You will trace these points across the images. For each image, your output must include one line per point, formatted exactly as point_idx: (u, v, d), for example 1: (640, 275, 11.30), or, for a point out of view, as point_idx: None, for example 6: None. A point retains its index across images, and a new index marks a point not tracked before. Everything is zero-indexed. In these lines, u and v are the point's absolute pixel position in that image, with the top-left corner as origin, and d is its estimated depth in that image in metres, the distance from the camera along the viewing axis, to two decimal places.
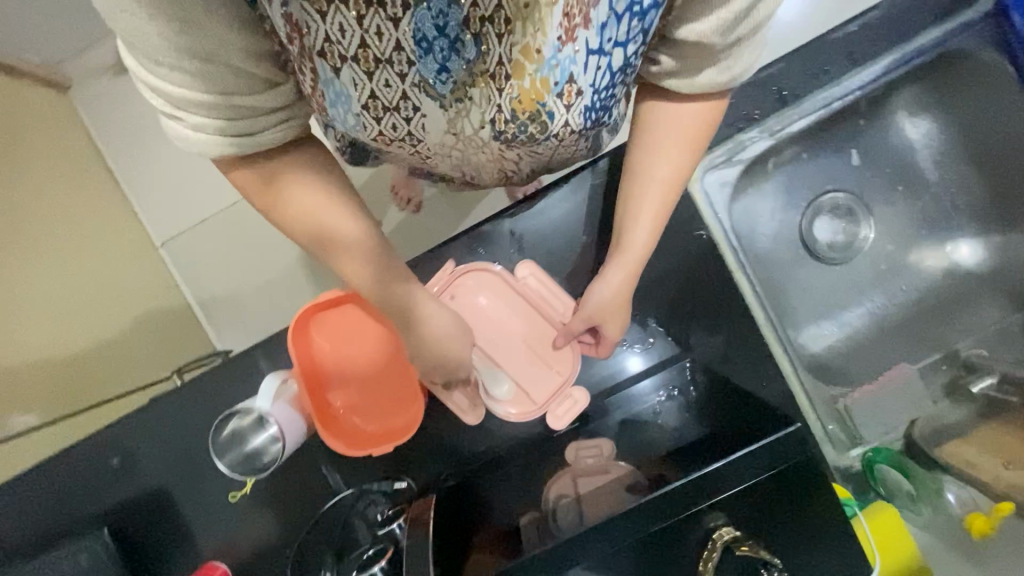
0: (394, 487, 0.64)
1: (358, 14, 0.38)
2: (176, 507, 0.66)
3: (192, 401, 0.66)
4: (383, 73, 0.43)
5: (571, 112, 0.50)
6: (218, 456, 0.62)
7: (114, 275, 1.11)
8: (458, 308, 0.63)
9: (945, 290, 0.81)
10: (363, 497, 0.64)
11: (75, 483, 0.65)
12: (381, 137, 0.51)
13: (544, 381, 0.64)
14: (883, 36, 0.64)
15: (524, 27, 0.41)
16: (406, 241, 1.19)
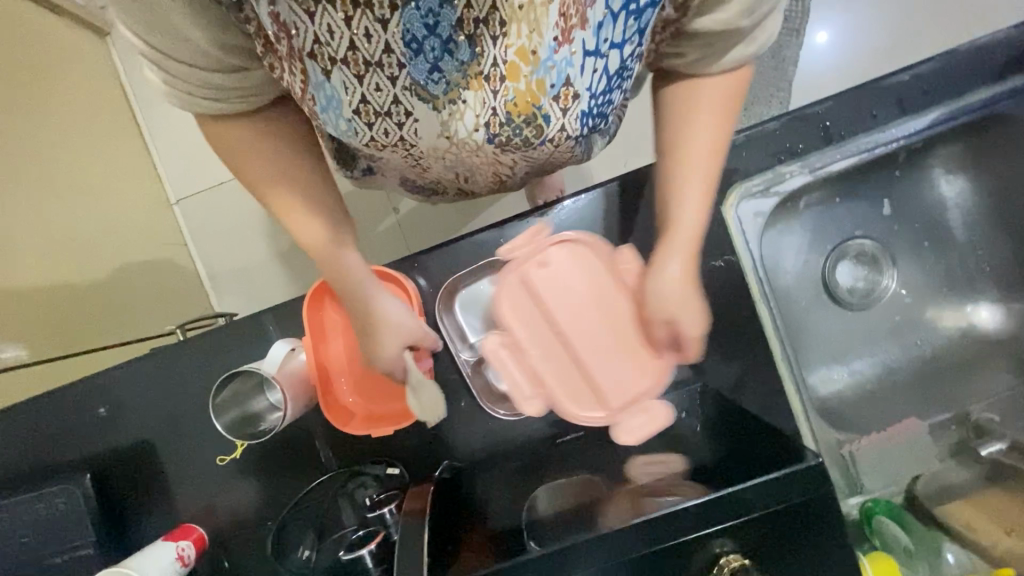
0: (387, 471, 0.64)
1: (346, 14, 0.41)
2: (160, 462, 0.67)
3: (191, 361, 0.67)
4: (373, 77, 0.45)
5: (568, 115, 0.53)
6: (216, 414, 0.61)
7: (128, 231, 1.18)
8: (547, 282, 0.59)
9: (958, 352, 0.77)
10: (353, 478, 0.63)
11: (71, 424, 0.67)
12: (372, 143, 0.53)
13: (623, 385, 0.58)
14: (936, 86, 0.63)
15: (520, 27, 0.44)
16: (422, 229, 1.28)
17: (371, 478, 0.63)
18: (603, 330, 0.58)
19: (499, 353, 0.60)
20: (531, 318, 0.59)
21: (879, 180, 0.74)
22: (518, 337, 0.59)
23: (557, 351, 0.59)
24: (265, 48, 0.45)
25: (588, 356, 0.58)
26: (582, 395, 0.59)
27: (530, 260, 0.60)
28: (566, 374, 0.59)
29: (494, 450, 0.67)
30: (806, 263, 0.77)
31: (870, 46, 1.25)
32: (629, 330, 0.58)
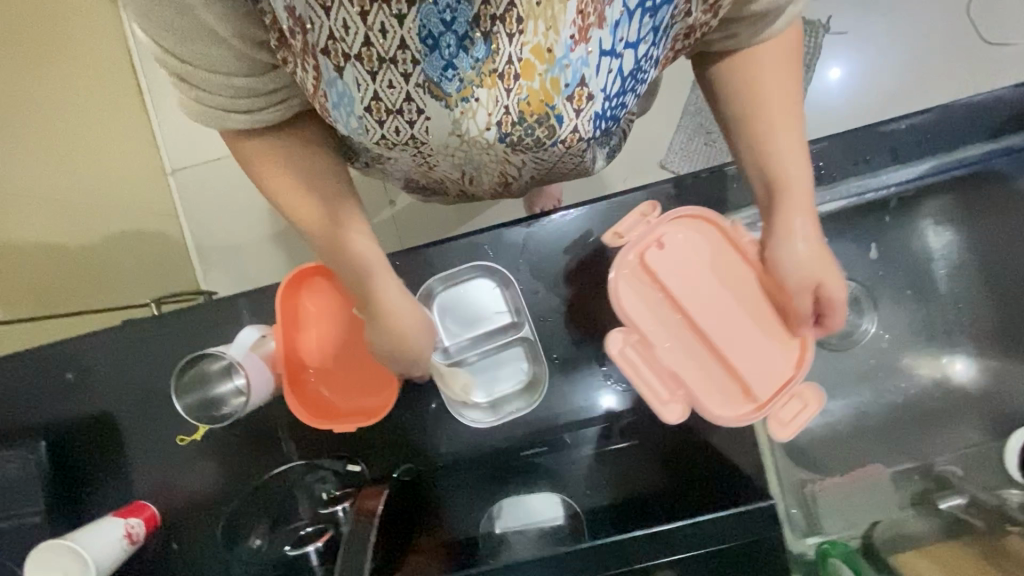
0: (348, 469, 0.64)
1: (361, 9, 0.39)
2: (119, 435, 0.66)
3: (161, 335, 0.66)
4: (386, 73, 0.44)
5: (581, 118, 0.50)
6: (177, 395, 0.60)
7: (119, 193, 1.17)
8: (665, 261, 0.61)
9: (931, 403, 0.76)
10: (312, 471, 0.64)
11: (32, 387, 0.66)
12: (382, 141, 0.52)
13: (766, 365, 0.59)
14: (928, 139, 0.64)
15: (536, 25, 0.43)
16: (416, 227, 1.27)
17: (330, 473, 0.63)
18: (736, 309, 0.60)
19: (634, 350, 0.60)
20: (656, 307, 0.61)
21: (870, 222, 0.72)
22: (644, 331, 0.60)
23: (686, 340, 0.60)
24: (280, 45, 0.44)
25: (754, 346, 0.60)
26: (729, 391, 0.60)
27: (645, 242, 0.61)
28: (705, 366, 0.60)
29: (459, 458, 0.66)
30: None
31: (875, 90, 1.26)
32: (762, 305, 0.60)
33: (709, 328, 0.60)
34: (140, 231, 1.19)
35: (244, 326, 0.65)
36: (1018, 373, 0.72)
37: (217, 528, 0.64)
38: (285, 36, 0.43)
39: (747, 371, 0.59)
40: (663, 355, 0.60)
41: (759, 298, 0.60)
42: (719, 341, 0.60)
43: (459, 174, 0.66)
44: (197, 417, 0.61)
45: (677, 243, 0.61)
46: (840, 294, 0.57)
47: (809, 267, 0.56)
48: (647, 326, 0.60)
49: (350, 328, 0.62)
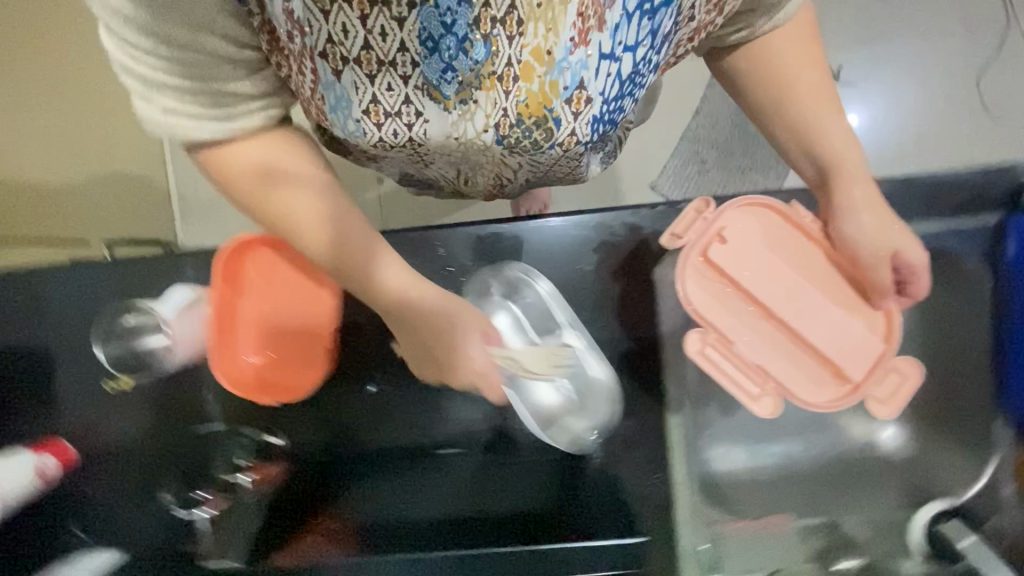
0: (266, 441, 0.65)
1: (361, 13, 0.45)
2: (49, 372, 0.66)
3: (108, 280, 0.66)
4: (386, 76, 0.50)
5: (580, 121, 0.52)
6: (97, 344, 0.65)
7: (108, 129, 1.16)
8: (733, 250, 0.65)
9: (862, 467, 0.71)
10: (230, 438, 0.65)
11: None
12: (380, 143, 0.57)
13: (838, 335, 0.64)
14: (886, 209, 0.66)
15: (537, 26, 0.45)
16: (399, 212, 1.28)
17: (247, 444, 0.65)
18: (810, 288, 0.65)
19: (715, 349, 0.64)
20: (728, 301, 0.65)
21: None
22: (719, 328, 0.64)
23: (766, 327, 0.65)
24: (274, 52, 0.49)
25: (839, 323, 0.65)
26: (827, 376, 0.64)
27: (708, 235, 0.65)
28: (793, 353, 0.64)
29: (376, 448, 0.66)
30: None
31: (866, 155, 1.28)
32: (835, 276, 0.66)
33: (790, 315, 0.64)
34: (122, 172, 1.18)
35: (185, 281, 0.65)
36: (949, 450, 0.69)
37: (130, 479, 0.65)
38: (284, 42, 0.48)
39: (826, 347, 0.64)
40: (744, 344, 0.64)
41: (832, 270, 0.66)
42: (801, 322, 0.64)
43: (460, 172, 0.71)
44: (115, 369, 0.66)
45: (739, 236, 0.65)
46: (917, 255, 0.64)
47: (884, 240, 0.64)
48: (722, 319, 0.64)
49: (287, 305, 0.63)
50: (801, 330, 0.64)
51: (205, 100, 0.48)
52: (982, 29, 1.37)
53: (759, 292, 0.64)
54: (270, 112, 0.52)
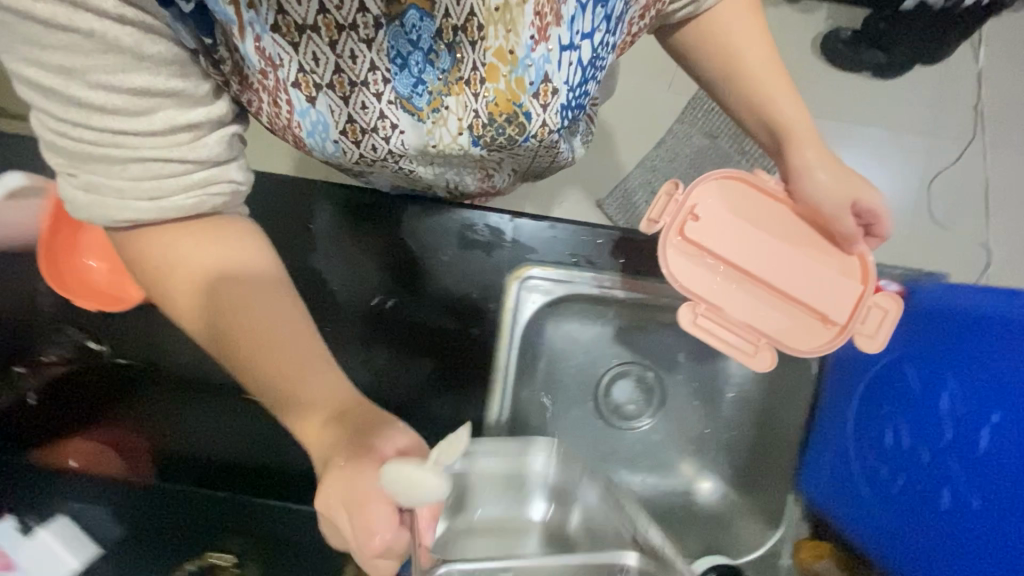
0: (79, 341, 0.64)
1: (330, 39, 0.48)
2: None
3: None
4: (360, 95, 0.53)
5: (548, 111, 0.55)
6: None
7: None
8: (704, 228, 0.65)
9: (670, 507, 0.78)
10: (43, 330, 0.64)
11: None
12: (363, 159, 0.61)
13: (828, 279, 0.64)
14: None
15: (496, 31, 0.47)
16: None
17: (59, 342, 0.64)
18: (790, 248, 0.65)
19: (707, 317, 0.65)
20: (716, 277, 0.66)
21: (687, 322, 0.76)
22: (708, 296, 0.65)
23: (753, 294, 0.65)
24: (242, 87, 0.52)
25: (829, 283, 0.64)
26: (819, 336, 0.64)
27: (679, 214, 0.65)
28: (782, 321, 0.65)
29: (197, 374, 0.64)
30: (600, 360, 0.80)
31: None
32: (807, 233, 0.66)
33: (778, 284, 0.64)
34: None
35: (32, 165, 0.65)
36: (746, 508, 0.76)
37: None
38: (253, 74, 0.50)
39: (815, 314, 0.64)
40: (736, 309, 0.65)
41: (806, 228, 0.66)
42: (787, 285, 0.64)
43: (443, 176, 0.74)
44: None
45: (711, 210, 0.65)
46: (875, 196, 0.64)
47: (836, 192, 0.64)
48: (711, 289, 0.65)
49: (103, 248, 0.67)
50: (788, 295, 0.65)
51: (129, 171, 0.45)
52: (945, 133, 1.42)
53: (740, 261, 0.65)
54: (214, 195, 0.49)
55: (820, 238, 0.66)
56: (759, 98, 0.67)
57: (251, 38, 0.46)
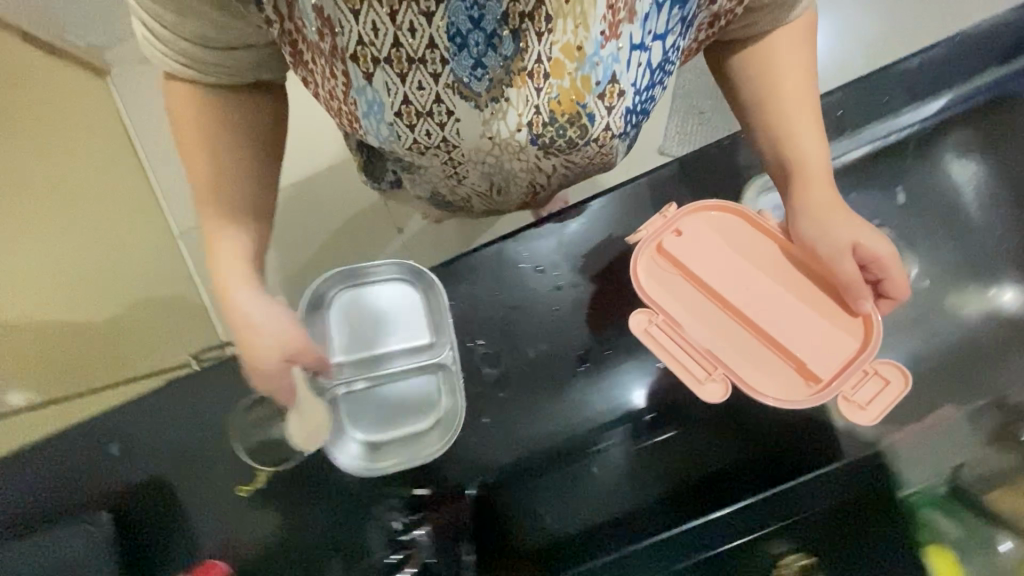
0: (414, 493, 0.63)
1: (391, 10, 0.44)
2: (175, 494, 0.65)
3: (211, 381, 0.67)
4: (416, 74, 0.50)
5: (613, 113, 0.56)
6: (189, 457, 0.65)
7: None
8: (685, 245, 0.64)
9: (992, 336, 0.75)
10: (378, 501, 0.63)
11: (70, 466, 0.64)
12: (415, 145, 0.58)
13: (829, 353, 0.60)
14: (970, 60, 0.63)
15: (566, 22, 0.47)
16: (419, 248, 1.27)
17: (398, 501, 0.63)
18: (767, 280, 0.63)
19: (660, 329, 0.62)
20: (680, 292, 0.63)
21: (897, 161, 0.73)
22: (666, 310, 0.62)
23: (712, 313, 0.62)
24: (297, 64, 0.53)
25: (817, 333, 0.61)
26: (787, 363, 0.60)
27: (665, 229, 0.64)
28: (739, 345, 0.61)
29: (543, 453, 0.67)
30: None
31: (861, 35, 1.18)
32: (808, 285, 0.63)
33: (747, 302, 0.62)
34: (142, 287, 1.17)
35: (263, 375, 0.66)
36: None
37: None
38: (303, 35, 0.49)
39: (779, 340, 0.60)
40: (694, 327, 0.62)
41: (795, 272, 0.63)
42: (755, 313, 0.62)
43: (489, 185, 0.70)
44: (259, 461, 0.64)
45: (698, 232, 0.64)
46: (883, 248, 0.59)
47: (837, 234, 0.59)
48: (680, 307, 0.63)
49: None
50: (754, 320, 0.61)
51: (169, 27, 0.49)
52: None
53: (711, 282, 0.63)
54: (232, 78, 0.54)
55: (808, 284, 0.63)
56: (782, 128, 0.61)
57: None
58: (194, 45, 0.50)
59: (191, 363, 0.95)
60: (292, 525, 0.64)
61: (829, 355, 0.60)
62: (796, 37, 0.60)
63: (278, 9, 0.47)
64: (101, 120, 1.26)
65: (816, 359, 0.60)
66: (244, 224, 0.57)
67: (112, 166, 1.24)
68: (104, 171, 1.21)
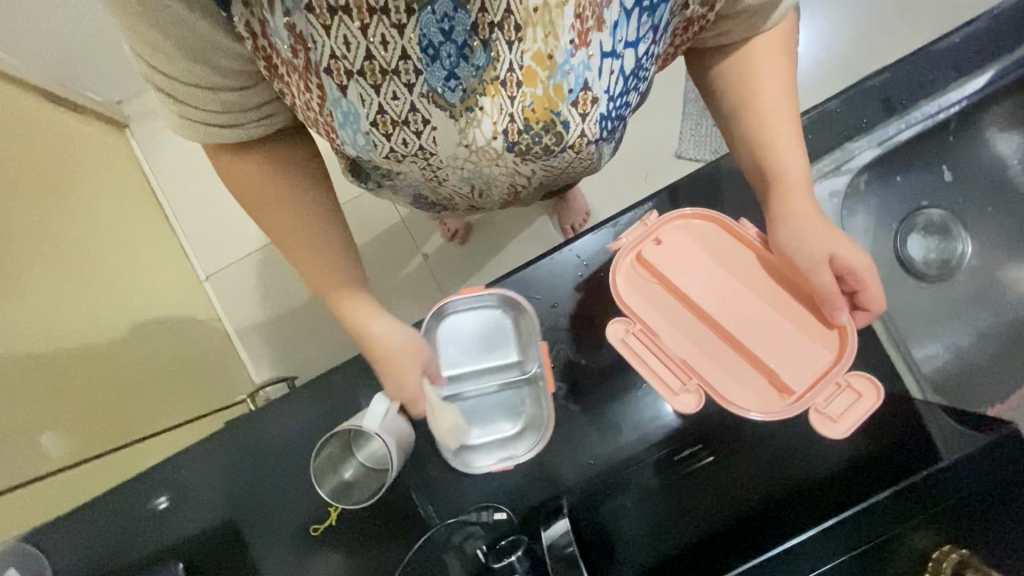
0: (494, 517, 0.60)
1: (361, 23, 0.40)
2: (244, 537, 0.64)
3: (268, 420, 0.65)
4: (390, 86, 0.44)
5: (588, 120, 0.51)
6: (255, 499, 0.64)
7: (147, 298, 1.14)
8: (664, 253, 0.62)
9: None
10: (459, 530, 0.60)
11: (136, 518, 0.63)
12: (393, 154, 0.52)
13: (806, 364, 0.58)
14: (1014, 32, 0.63)
15: (536, 31, 0.43)
16: (446, 268, 1.26)
17: (480, 527, 0.60)
18: (743, 288, 0.60)
19: (637, 338, 0.61)
20: (657, 302, 0.62)
21: (933, 146, 0.75)
22: (645, 320, 0.61)
23: (690, 323, 0.61)
24: (273, 76, 0.46)
25: (796, 343, 0.58)
26: (767, 375, 0.58)
27: (644, 237, 0.62)
28: (715, 355, 0.60)
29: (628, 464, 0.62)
30: (874, 241, 0.79)
31: (870, 32, 1.19)
32: (787, 292, 0.60)
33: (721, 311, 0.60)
34: (178, 333, 1.17)
35: (323, 408, 0.65)
36: None
37: None
38: (275, 52, 0.43)
39: (757, 352, 0.58)
40: (671, 337, 0.61)
41: (773, 282, 0.60)
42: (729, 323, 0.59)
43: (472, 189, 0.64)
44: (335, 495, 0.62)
45: (677, 241, 0.62)
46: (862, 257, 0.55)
47: (815, 242, 0.55)
48: (656, 315, 0.61)
49: None
50: (728, 330, 0.59)
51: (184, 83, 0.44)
52: None
53: (688, 290, 0.61)
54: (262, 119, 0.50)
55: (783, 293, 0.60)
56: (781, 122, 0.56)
57: (281, 11, 0.39)
58: (231, 92, 0.46)
59: (240, 401, 0.96)
60: (364, 556, 0.63)
61: (805, 368, 0.57)
62: (773, 49, 0.55)
63: (251, 26, 0.42)
64: (122, 171, 1.27)
65: (794, 372, 0.57)
66: (304, 261, 0.56)
67: (136, 216, 1.24)
68: (131, 221, 1.21)
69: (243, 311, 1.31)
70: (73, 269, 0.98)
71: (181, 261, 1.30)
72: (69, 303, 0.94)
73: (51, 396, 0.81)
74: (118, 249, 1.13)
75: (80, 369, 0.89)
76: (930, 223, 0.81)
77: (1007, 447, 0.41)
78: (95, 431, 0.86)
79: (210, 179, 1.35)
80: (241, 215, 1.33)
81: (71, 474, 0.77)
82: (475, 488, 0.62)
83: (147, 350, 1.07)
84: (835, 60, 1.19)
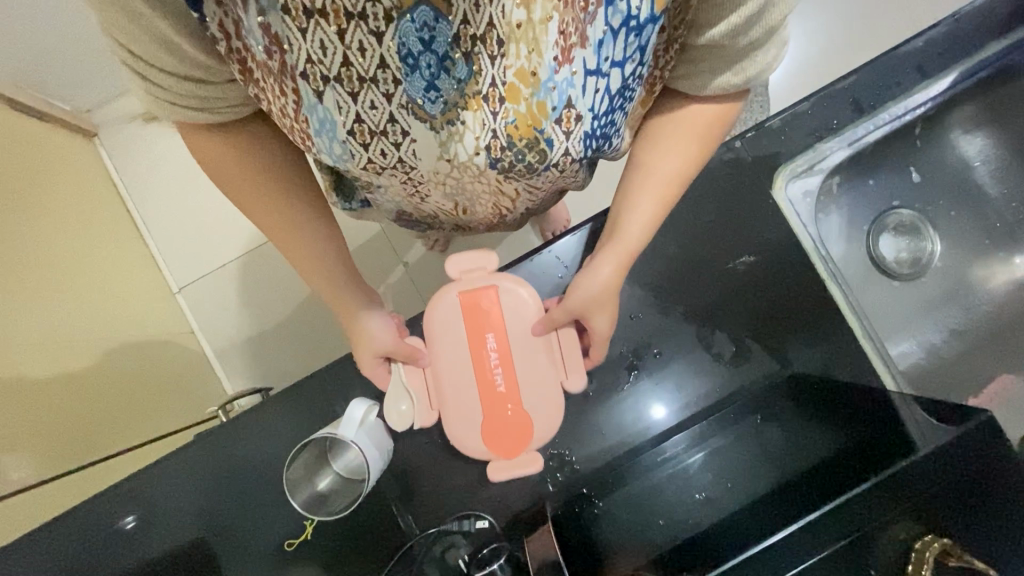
0: (475, 526, 0.60)
1: (339, 28, 0.38)
2: (213, 555, 0.61)
3: (239, 434, 0.62)
4: (368, 93, 0.43)
5: (571, 138, 0.51)
6: (229, 514, 0.61)
7: (114, 313, 1.10)
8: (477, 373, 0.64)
9: (997, 305, 0.84)
10: (440, 540, 0.60)
11: (95, 538, 0.60)
12: (371, 165, 0.51)
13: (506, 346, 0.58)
14: (979, 37, 0.65)
15: (518, 47, 0.43)
16: (427, 275, 1.24)
17: (462, 540, 0.60)
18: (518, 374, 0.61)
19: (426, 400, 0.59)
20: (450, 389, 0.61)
21: (901, 149, 0.77)
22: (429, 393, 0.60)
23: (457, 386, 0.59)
24: (247, 81, 0.45)
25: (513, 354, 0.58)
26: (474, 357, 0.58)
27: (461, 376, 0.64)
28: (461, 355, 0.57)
29: (610, 468, 0.62)
30: (848, 243, 0.80)
31: (838, 41, 1.22)
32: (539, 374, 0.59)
33: (533, 406, 0.58)
34: (149, 347, 1.14)
35: (297, 420, 0.63)
36: None
37: None
38: (250, 54, 0.42)
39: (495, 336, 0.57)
40: (471, 437, 0.58)
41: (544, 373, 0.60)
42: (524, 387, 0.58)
43: (454, 206, 0.63)
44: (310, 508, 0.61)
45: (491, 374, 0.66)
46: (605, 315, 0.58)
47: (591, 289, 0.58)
48: (480, 410, 0.58)
49: None
50: (511, 378, 0.57)
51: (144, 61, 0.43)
52: None
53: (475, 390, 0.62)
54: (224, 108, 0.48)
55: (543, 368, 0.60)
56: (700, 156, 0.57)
57: (255, 11, 0.38)
58: (194, 81, 0.45)
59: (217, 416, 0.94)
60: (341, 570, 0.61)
61: (508, 310, 0.58)
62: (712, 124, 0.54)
63: (224, 26, 0.40)
64: (90, 182, 1.23)
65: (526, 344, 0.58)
66: None
67: (104, 226, 1.20)
68: (98, 232, 1.17)
69: (218, 325, 1.28)
70: (34, 284, 0.94)
71: (151, 273, 1.26)
72: (33, 318, 0.90)
73: (16, 413, 0.78)
74: (85, 263, 1.09)
75: (47, 386, 0.86)
76: (901, 223, 0.83)
77: (979, 436, 0.41)
78: (61, 450, 0.83)
79: (181, 189, 1.31)
80: (216, 224, 1.30)
81: (29, 497, 0.72)
82: (456, 498, 0.62)
83: (116, 366, 1.03)
84: (806, 71, 1.23)
